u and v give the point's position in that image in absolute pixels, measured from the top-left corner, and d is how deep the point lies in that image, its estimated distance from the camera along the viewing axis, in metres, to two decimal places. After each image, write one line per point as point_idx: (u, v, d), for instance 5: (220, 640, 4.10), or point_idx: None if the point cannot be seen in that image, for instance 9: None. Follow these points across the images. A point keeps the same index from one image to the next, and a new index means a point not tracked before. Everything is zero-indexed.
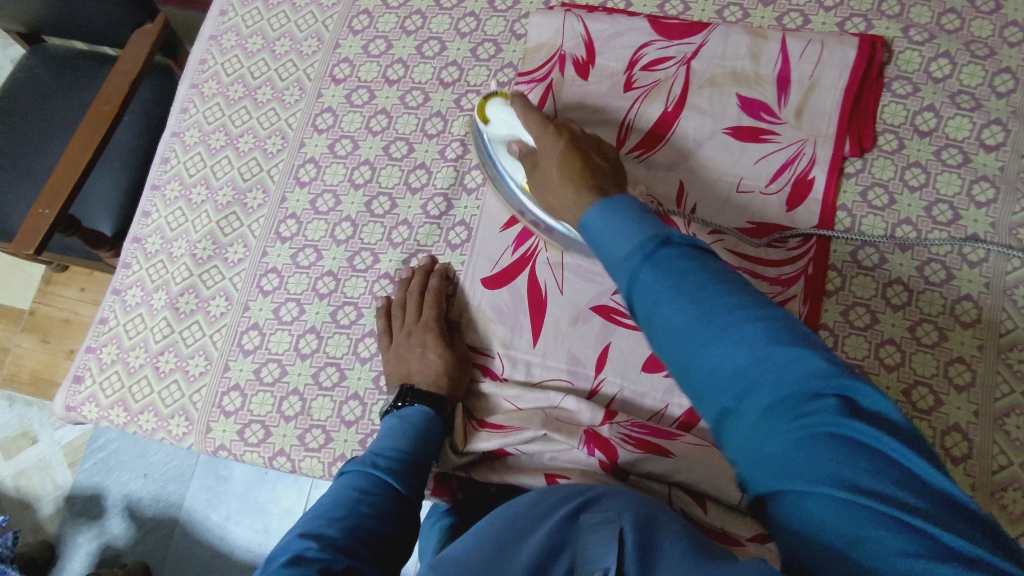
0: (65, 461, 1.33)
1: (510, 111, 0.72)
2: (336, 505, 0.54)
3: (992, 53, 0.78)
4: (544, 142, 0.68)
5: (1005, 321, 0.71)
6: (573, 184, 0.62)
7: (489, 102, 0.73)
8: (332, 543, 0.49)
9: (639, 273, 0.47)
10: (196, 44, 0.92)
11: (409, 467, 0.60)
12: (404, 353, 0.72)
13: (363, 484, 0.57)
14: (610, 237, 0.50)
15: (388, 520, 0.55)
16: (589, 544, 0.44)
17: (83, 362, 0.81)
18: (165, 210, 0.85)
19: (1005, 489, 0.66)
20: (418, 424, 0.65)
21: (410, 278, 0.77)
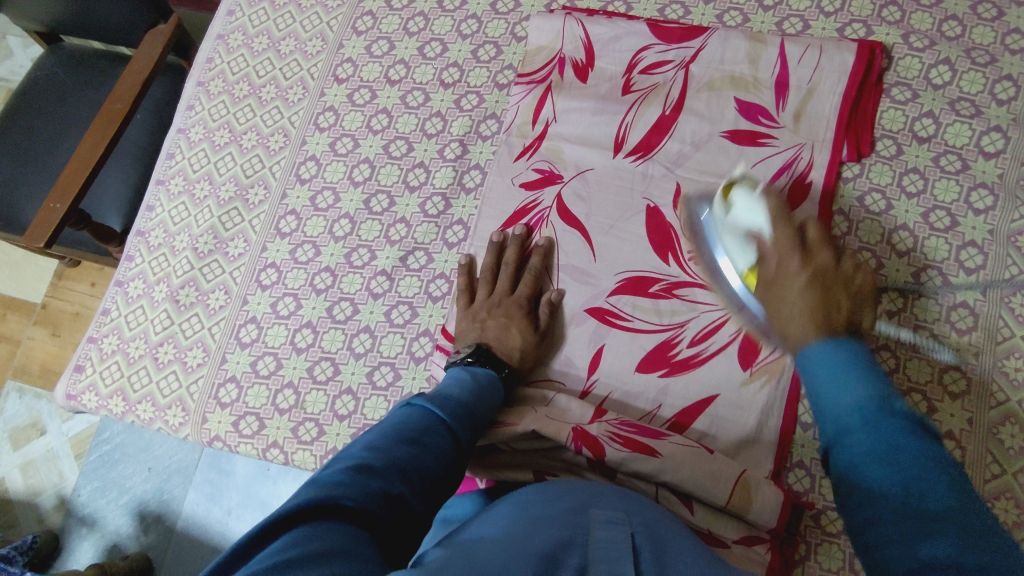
0: (72, 453, 1.35)
1: (756, 207, 0.65)
2: (402, 428, 0.54)
3: (993, 60, 0.78)
4: (778, 244, 0.62)
5: (1002, 329, 0.70)
6: (814, 306, 0.57)
7: (739, 190, 0.67)
8: (394, 464, 0.50)
9: (837, 371, 0.53)
10: (204, 43, 0.93)
11: (472, 418, 0.60)
12: (486, 319, 0.74)
13: (430, 420, 0.57)
14: (825, 354, 0.54)
15: (445, 463, 0.54)
16: (598, 542, 0.47)
17: (85, 351, 0.83)
18: (169, 204, 0.87)
19: (997, 499, 0.66)
20: (485, 384, 0.65)
21: (503, 244, 0.77)
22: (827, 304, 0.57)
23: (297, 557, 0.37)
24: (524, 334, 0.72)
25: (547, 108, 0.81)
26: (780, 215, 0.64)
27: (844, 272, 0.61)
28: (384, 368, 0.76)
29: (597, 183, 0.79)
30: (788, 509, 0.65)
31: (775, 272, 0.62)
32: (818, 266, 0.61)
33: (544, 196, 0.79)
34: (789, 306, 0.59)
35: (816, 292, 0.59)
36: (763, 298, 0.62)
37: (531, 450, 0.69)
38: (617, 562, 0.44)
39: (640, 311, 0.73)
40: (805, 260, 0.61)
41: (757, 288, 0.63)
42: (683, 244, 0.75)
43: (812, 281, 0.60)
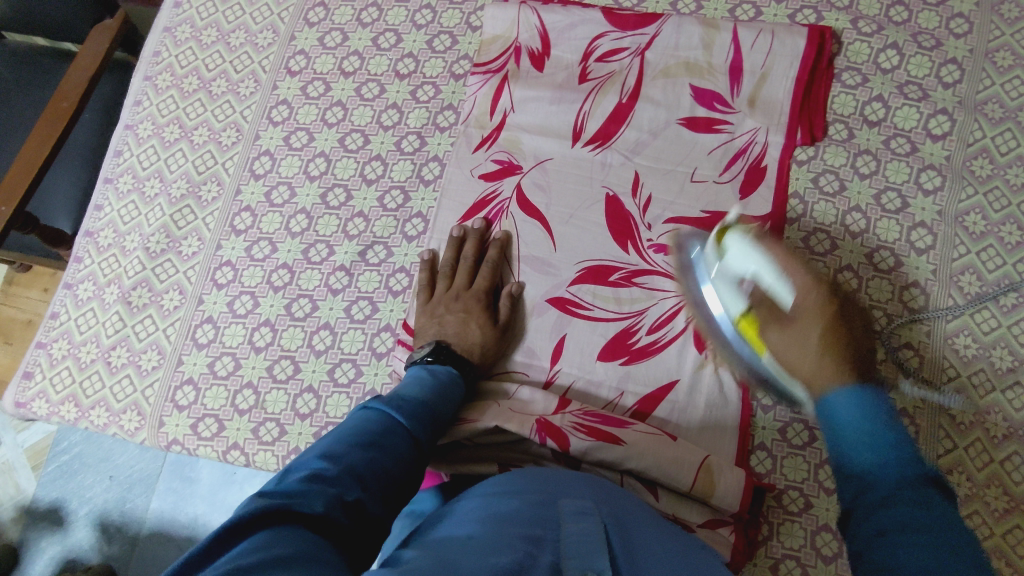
0: (28, 464, 1.30)
1: (756, 245, 0.64)
2: (361, 429, 0.53)
3: (938, 44, 0.80)
4: (807, 295, 0.61)
5: (952, 307, 0.72)
6: (829, 355, 0.58)
7: (731, 233, 0.66)
8: (350, 469, 0.48)
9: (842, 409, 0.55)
10: (150, 36, 0.90)
11: (432, 417, 0.59)
12: (444, 314, 0.73)
13: (390, 419, 0.56)
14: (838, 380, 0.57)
15: (404, 464, 0.53)
16: (570, 537, 0.47)
17: (34, 358, 0.80)
18: (118, 203, 0.84)
19: (950, 472, 0.67)
20: (444, 381, 0.64)
21: (463, 239, 0.76)
22: (851, 344, 0.59)
23: (255, 564, 0.36)
24: (486, 330, 0.72)
25: (505, 97, 0.80)
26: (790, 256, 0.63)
27: (852, 316, 0.64)
28: (346, 365, 0.75)
29: (556, 172, 0.78)
30: (750, 493, 0.66)
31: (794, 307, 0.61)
32: (834, 301, 0.62)
33: (503, 187, 0.79)
34: (802, 346, 0.59)
35: (830, 325, 0.60)
36: (776, 337, 0.61)
37: (494, 444, 0.68)
38: (593, 558, 0.45)
39: (600, 300, 0.74)
40: (824, 289, 0.62)
41: (769, 321, 0.62)
42: (643, 232, 0.75)
43: (829, 360, 0.58)
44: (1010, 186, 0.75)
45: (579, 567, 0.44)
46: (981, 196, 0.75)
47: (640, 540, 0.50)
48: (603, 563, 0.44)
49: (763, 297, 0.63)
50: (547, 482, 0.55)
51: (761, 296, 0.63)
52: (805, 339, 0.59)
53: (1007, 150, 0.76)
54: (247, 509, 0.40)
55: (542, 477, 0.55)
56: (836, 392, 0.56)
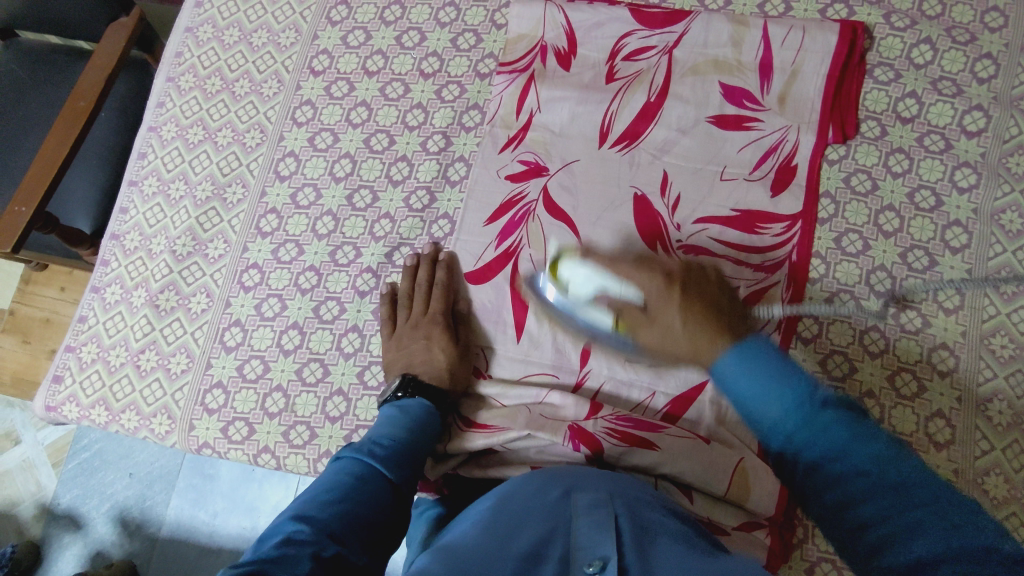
0: (50, 461, 1.31)
1: (589, 267, 0.64)
2: (331, 488, 0.53)
3: (973, 39, 0.78)
4: (649, 288, 0.59)
5: (988, 307, 0.71)
6: (706, 335, 0.54)
7: (562, 262, 0.66)
8: (325, 528, 0.48)
9: (753, 376, 0.51)
10: (172, 36, 0.90)
11: (406, 458, 0.59)
12: (408, 344, 0.73)
13: (358, 470, 0.55)
14: (739, 355, 0.52)
15: (382, 511, 0.53)
16: (581, 529, 0.46)
17: (63, 361, 0.80)
18: (143, 206, 0.84)
19: (987, 475, 0.67)
20: (416, 416, 0.65)
21: (417, 267, 0.76)
22: (716, 304, 0.58)
23: None
24: (450, 352, 0.71)
25: (532, 98, 0.80)
26: (613, 264, 0.62)
27: (698, 274, 0.61)
28: (375, 368, 0.75)
29: (583, 173, 0.78)
30: (785, 495, 0.66)
31: (645, 307, 0.59)
32: (672, 273, 0.60)
33: (529, 189, 0.78)
34: (671, 325, 0.57)
35: (684, 291, 0.58)
36: (650, 341, 0.59)
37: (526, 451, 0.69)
38: (598, 546, 0.44)
39: None
40: (666, 276, 0.59)
41: (636, 334, 0.59)
42: (671, 233, 0.75)
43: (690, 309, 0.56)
44: None
45: (588, 558, 0.43)
46: (1017, 194, 0.74)
47: (656, 518, 0.49)
48: (609, 548, 0.43)
49: (620, 303, 0.60)
50: (568, 477, 0.55)
51: (610, 306, 0.61)
52: (674, 325, 0.56)
53: None
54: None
55: (562, 474, 0.56)
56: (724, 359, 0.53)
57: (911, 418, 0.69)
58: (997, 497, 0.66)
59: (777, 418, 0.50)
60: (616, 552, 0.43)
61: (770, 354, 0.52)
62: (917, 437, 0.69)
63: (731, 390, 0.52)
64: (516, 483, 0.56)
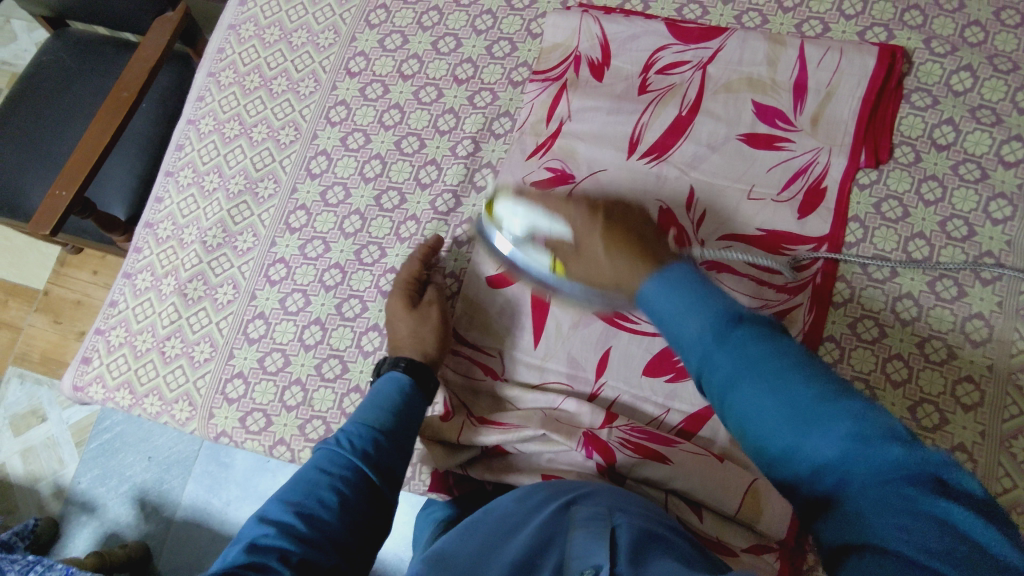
0: (73, 440, 1.34)
1: (521, 207, 0.64)
2: (299, 486, 0.53)
3: (1015, 68, 0.77)
4: (577, 215, 0.59)
5: (1017, 342, 0.70)
6: (626, 255, 0.52)
7: (497, 201, 0.66)
8: (291, 531, 0.49)
9: (671, 306, 0.45)
10: (215, 33, 0.92)
11: (381, 441, 0.59)
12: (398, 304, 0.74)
13: (328, 463, 0.56)
14: (660, 287, 0.47)
15: (355, 505, 0.54)
16: (577, 540, 0.46)
17: (92, 343, 0.82)
18: (178, 196, 0.86)
19: (1008, 513, 0.65)
20: (393, 396, 0.63)
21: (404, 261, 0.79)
22: (624, 236, 0.55)
23: None
24: (409, 318, 0.72)
25: (556, 165, 0.79)
26: (545, 198, 0.63)
27: (602, 203, 0.60)
28: None
29: (608, 185, 0.77)
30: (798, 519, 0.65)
31: (574, 246, 0.59)
32: (595, 207, 0.59)
33: None
34: (596, 255, 0.56)
35: (609, 220, 0.57)
36: (581, 275, 0.58)
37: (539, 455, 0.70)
38: (592, 555, 0.43)
39: None
40: (590, 210, 0.59)
41: (573, 269, 0.59)
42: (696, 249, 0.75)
43: (608, 219, 0.57)
44: None
45: (581, 565, 0.42)
46: None
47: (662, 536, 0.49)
48: (602, 556, 0.42)
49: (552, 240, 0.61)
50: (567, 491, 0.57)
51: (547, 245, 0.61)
52: (596, 253, 0.56)
53: None
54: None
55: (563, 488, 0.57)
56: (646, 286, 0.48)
57: (932, 450, 0.68)
58: None
59: (699, 331, 0.43)
60: (609, 560, 0.42)
61: (693, 280, 0.46)
62: None
63: (653, 312, 0.47)
64: (523, 492, 0.59)
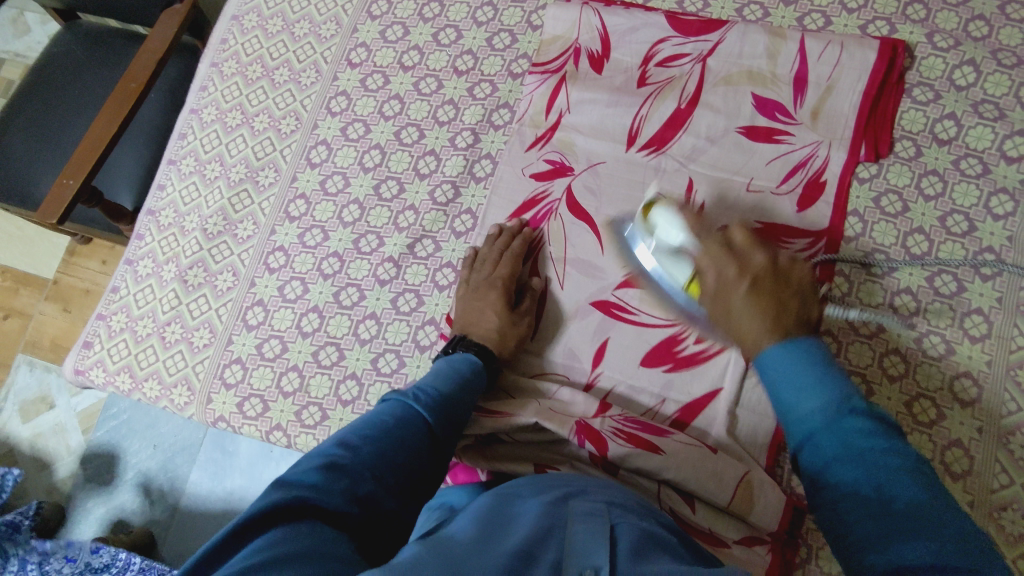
0: (80, 427, 1.36)
1: (676, 222, 0.63)
2: (375, 424, 0.55)
3: (1020, 62, 0.76)
4: (721, 268, 0.56)
5: (1016, 338, 0.69)
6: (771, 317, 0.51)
7: (656, 208, 0.66)
8: (361, 463, 0.51)
9: (797, 379, 0.46)
10: (218, 24, 0.93)
11: (448, 408, 0.60)
12: (470, 304, 0.73)
13: (402, 413, 0.57)
14: (779, 354, 0.48)
15: (418, 455, 0.55)
16: (576, 534, 0.46)
17: (94, 328, 0.83)
18: (180, 183, 0.87)
19: (1003, 509, 0.65)
20: (465, 370, 0.65)
21: (497, 235, 0.77)
22: (782, 322, 0.51)
23: (260, 563, 0.38)
24: (501, 319, 0.72)
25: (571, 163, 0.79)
26: (701, 235, 0.61)
27: (781, 271, 0.55)
28: (389, 355, 0.76)
29: (608, 177, 0.78)
30: (789, 512, 0.65)
31: (716, 284, 0.57)
32: (750, 270, 0.55)
33: (554, 188, 0.79)
34: (733, 313, 0.54)
35: (757, 288, 0.54)
36: (710, 305, 0.58)
37: (532, 443, 0.69)
38: (592, 554, 0.42)
39: (646, 305, 0.73)
40: (740, 272, 0.55)
41: (705, 295, 0.59)
42: None
43: (753, 289, 0.54)
44: None
45: (580, 565, 0.41)
46: None
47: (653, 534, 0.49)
48: (603, 558, 0.42)
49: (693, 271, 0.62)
50: (563, 483, 0.56)
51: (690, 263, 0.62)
52: (733, 306, 0.54)
53: None
54: (260, 507, 0.43)
55: (559, 479, 0.57)
56: (771, 348, 0.49)
57: (927, 445, 0.67)
58: (1012, 534, 0.64)
59: (818, 410, 0.45)
60: (609, 564, 0.41)
61: (816, 359, 0.47)
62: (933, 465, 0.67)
63: (767, 381, 0.48)
64: (517, 482, 0.58)
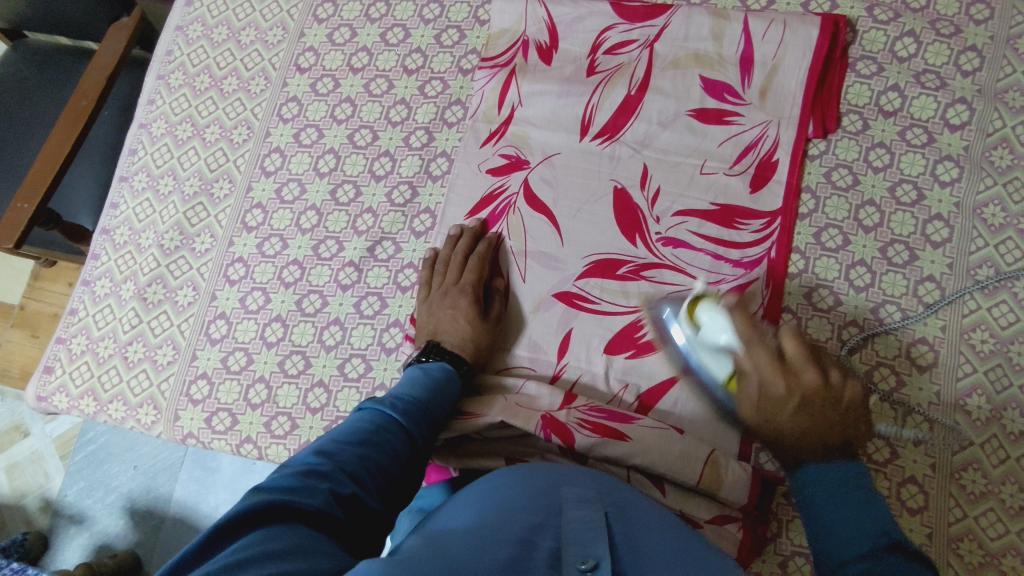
0: (56, 454, 1.34)
1: (725, 321, 0.63)
2: (352, 432, 0.55)
3: (957, 31, 0.78)
4: (776, 400, 0.60)
5: (968, 302, 0.70)
6: (804, 428, 0.58)
7: (702, 306, 0.65)
8: (342, 467, 0.51)
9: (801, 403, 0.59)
10: (162, 35, 0.92)
11: (423, 414, 0.61)
12: (438, 311, 0.74)
13: (379, 419, 0.58)
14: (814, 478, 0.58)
15: (397, 461, 0.55)
16: (571, 524, 0.46)
17: (54, 353, 0.82)
18: (133, 201, 0.86)
19: (964, 470, 0.66)
20: (438, 377, 0.66)
21: (459, 236, 0.77)
22: (821, 434, 0.58)
23: (242, 561, 0.38)
24: (475, 325, 0.72)
25: (528, 157, 0.79)
26: (752, 342, 0.61)
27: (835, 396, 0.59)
28: (356, 360, 0.76)
29: (563, 167, 0.78)
30: (758, 485, 0.66)
31: (764, 400, 0.61)
32: (802, 387, 0.59)
33: (510, 182, 0.79)
34: (777, 406, 0.60)
35: (808, 409, 0.58)
36: (752, 411, 0.62)
37: (501, 439, 0.69)
38: (592, 545, 0.44)
39: (607, 294, 0.73)
40: (794, 391, 0.59)
41: (747, 388, 0.62)
42: (651, 226, 0.75)
43: (799, 411, 0.59)
44: None
45: (579, 554, 0.43)
46: (1000, 187, 0.73)
47: (642, 522, 0.50)
48: (602, 551, 0.43)
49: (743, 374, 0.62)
50: (547, 471, 0.55)
51: (734, 364, 0.63)
52: (779, 415, 0.60)
53: None
54: (241, 508, 0.42)
55: (542, 467, 0.55)
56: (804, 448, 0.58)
57: (889, 412, 0.69)
58: (974, 493, 0.66)
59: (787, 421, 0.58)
60: (608, 556, 0.43)
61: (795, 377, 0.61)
62: (894, 432, 0.68)
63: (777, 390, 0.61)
64: (497, 473, 0.56)
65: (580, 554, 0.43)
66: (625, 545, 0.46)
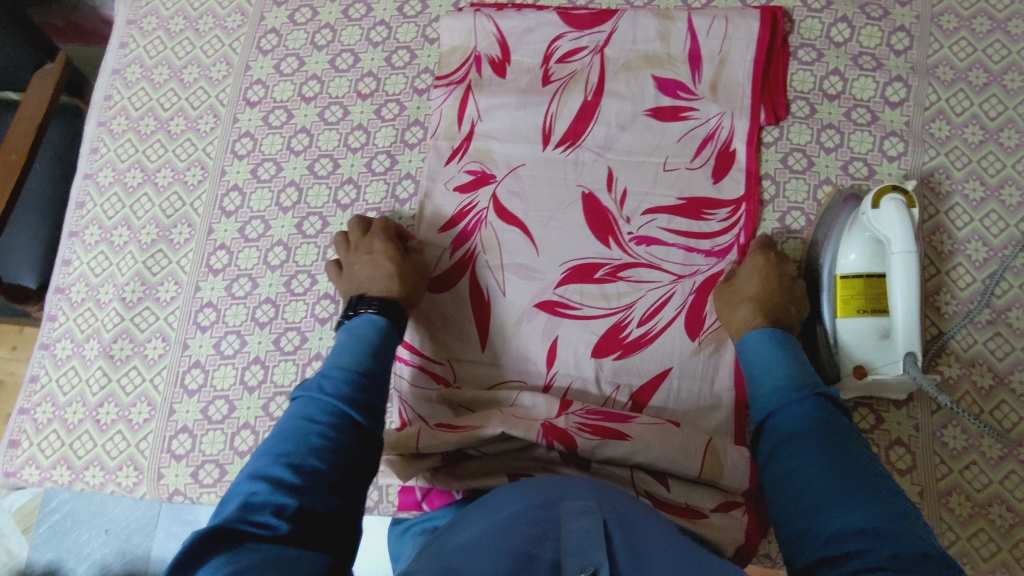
0: (19, 529, 1.26)
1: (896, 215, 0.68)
2: (288, 436, 0.56)
3: (885, 14, 0.82)
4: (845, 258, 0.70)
5: (926, 268, 0.74)
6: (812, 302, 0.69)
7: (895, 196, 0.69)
8: (280, 480, 0.52)
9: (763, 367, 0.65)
10: (99, 81, 0.88)
11: (359, 388, 0.61)
12: (354, 268, 0.74)
13: (312, 412, 0.58)
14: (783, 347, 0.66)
15: (341, 446, 0.56)
16: (571, 534, 0.45)
17: (18, 425, 0.77)
18: (87, 255, 0.82)
19: (945, 427, 0.70)
20: (368, 340, 0.66)
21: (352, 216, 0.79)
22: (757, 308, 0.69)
23: None
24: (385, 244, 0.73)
25: (493, 171, 0.79)
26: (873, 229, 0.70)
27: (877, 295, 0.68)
28: None
29: (530, 177, 0.79)
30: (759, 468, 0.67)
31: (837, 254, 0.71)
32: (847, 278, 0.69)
33: (478, 198, 0.79)
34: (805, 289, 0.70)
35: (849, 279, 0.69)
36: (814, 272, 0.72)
37: (502, 455, 0.69)
38: (591, 553, 0.42)
39: (588, 298, 0.74)
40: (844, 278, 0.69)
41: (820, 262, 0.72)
42: (622, 226, 0.76)
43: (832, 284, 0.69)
44: (969, 144, 0.77)
45: (580, 564, 0.41)
46: (943, 156, 0.77)
47: (643, 530, 0.49)
48: (602, 557, 0.41)
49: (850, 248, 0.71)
50: (550, 486, 0.54)
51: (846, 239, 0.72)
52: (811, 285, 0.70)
53: (962, 109, 0.78)
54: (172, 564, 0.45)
55: (543, 483, 0.54)
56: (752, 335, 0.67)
57: None
58: (956, 449, 0.69)
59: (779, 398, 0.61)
60: (608, 562, 0.41)
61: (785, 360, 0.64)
62: (878, 399, 0.71)
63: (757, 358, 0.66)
64: (494, 496, 0.55)
65: (581, 564, 0.41)
66: (627, 547, 0.44)
